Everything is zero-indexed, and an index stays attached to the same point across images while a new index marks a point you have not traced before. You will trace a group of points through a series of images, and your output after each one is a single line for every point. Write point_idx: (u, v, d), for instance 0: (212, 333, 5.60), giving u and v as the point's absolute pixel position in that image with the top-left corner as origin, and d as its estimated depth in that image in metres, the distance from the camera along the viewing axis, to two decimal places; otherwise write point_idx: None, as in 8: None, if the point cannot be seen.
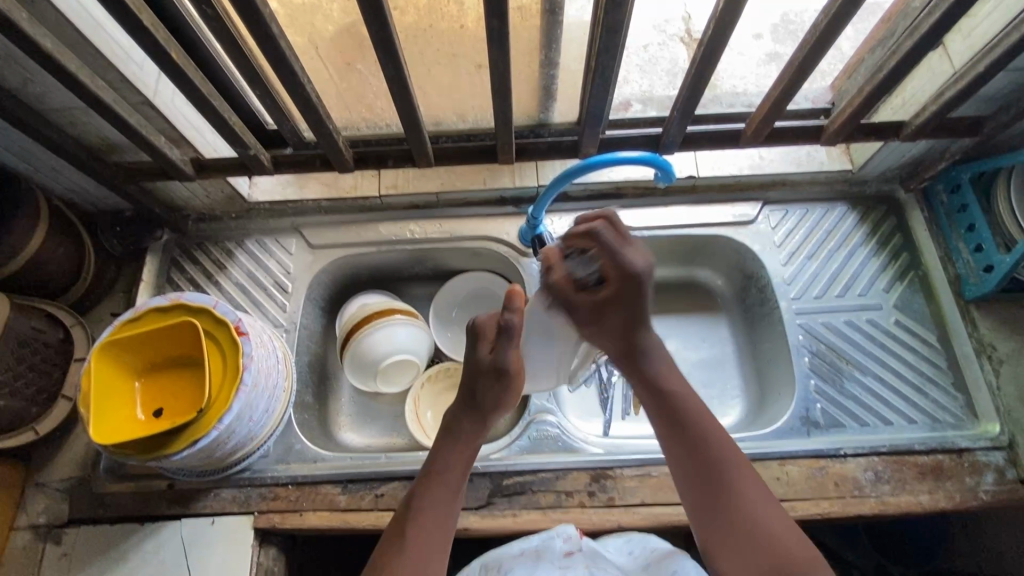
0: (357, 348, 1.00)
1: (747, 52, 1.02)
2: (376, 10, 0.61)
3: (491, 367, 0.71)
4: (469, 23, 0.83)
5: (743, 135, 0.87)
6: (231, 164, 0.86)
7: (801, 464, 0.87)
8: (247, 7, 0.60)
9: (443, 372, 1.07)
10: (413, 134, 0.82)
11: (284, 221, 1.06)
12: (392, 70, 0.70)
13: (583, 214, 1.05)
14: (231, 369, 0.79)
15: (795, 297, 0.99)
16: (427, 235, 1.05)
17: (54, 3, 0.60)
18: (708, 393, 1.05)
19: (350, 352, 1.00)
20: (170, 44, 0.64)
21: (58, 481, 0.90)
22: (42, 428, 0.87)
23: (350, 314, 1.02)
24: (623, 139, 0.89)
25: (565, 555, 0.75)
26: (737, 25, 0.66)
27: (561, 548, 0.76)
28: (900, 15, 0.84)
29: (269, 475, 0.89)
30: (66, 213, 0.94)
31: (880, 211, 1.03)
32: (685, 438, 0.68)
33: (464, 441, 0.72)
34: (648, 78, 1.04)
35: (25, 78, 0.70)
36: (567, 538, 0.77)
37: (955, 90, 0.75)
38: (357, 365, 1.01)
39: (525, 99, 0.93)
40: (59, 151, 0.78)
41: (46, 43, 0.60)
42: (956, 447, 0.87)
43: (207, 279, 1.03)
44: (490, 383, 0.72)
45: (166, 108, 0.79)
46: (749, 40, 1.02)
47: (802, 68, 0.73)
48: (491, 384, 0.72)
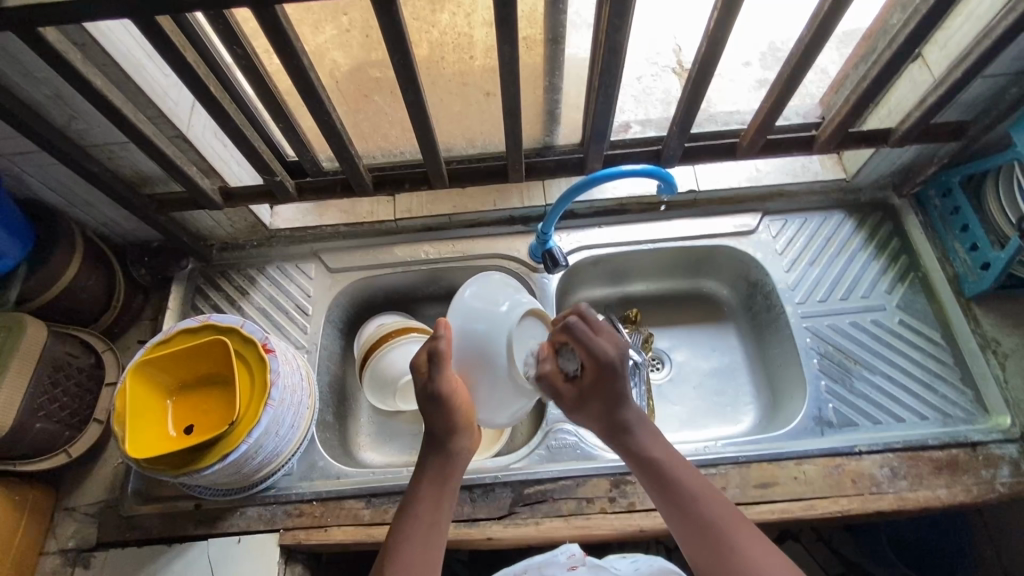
0: (375, 367, 1.03)
1: (738, 79, 1.08)
2: (399, 40, 0.66)
3: (427, 395, 0.69)
4: (478, 54, 0.90)
5: (738, 147, 0.92)
6: (258, 191, 0.91)
7: (817, 463, 0.89)
8: (283, 42, 0.65)
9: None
10: (430, 156, 0.87)
11: (303, 247, 1.11)
12: (411, 95, 0.75)
13: (590, 230, 1.09)
14: (259, 385, 0.81)
15: (800, 302, 1.02)
16: (440, 255, 1.10)
17: (105, 47, 0.67)
18: (721, 401, 1.07)
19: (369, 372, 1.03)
20: (209, 79, 0.69)
21: (87, 506, 0.92)
22: (74, 451, 0.90)
23: (368, 335, 1.05)
24: (626, 153, 0.94)
25: (569, 569, 0.74)
26: (727, 43, 0.72)
27: (564, 563, 0.75)
28: (878, 32, 0.90)
29: (294, 492, 0.91)
30: (99, 244, 0.99)
31: (876, 217, 1.07)
32: (669, 497, 0.69)
33: (431, 475, 0.71)
34: (644, 108, 1.10)
35: (71, 116, 0.76)
36: (571, 554, 0.77)
37: (935, 96, 0.80)
38: (377, 385, 1.03)
39: (532, 122, 0.98)
40: (99, 183, 0.83)
41: (97, 81, 0.66)
42: (970, 441, 0.89)
43: (230, 304, 1.06)
44: (438, 410, 0.70)
45: (198, 140, 0.84)
46: (739, 67, 1.08)
47: (790, 80, 0.78)
48: (437, 411, 0.70)
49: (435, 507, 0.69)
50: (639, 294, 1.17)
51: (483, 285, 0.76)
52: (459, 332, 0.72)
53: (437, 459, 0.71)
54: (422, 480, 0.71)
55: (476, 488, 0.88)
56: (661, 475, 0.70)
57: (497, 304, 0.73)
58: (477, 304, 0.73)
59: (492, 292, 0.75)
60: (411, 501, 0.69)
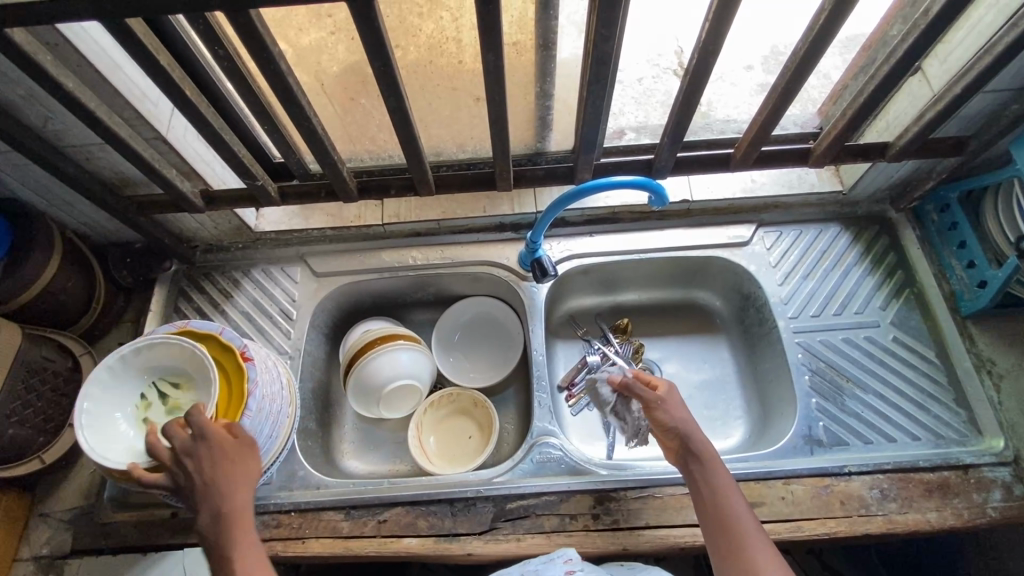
0: (104, 395, 0.76)
1: (740, 83, 1.08)
2: (379, 46, 0.61)
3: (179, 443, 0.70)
4: (467, 59, 0.89)
5: (732, 159, 0.89)
6: (240, 195, 0.89)
7: (806, 483, 0.87)
8: (259, 48, 0.60)
9: (443, 397, 1.07)
10: (416, 163, 0.82)
11: (289, 250, 1.09)
12: (395, 103, 0.70)
13: (580, 238, 1.07)
14: (237, 394, 0.79)
15: (793, 316, 1.00)
16: (428, 262, 1.08)
17: (78, 46, 0.64)
18: (710, 414, 1.05)
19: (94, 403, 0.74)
20: (185, 82, 0.66)
21: (61, 512, 0.90)
22: (48, 457, 0.88)
23: (135, 344, 0.77)
24: (617, 164, 0.91)
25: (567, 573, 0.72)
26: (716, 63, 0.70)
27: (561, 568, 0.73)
28: (879, 44, 0.89)
29: (271, 502, 0.89)
30: (79, 245, 0.97)
31: (872, 231, 1.05)
32: (718, 526, 0.71)
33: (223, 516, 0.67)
34: (644, 110, 1.08)
35: (46, 116, 0.73)
36: (567, 560, 0.75)
37: (934, 112, 0.78)
38: (119, 434, 0.75)
39: (522, 129, 0.96)
40: (75, 184, 0.81)
41: (68, 82, 0.63)
42: (962, 463, 0.87)
43: (214, 307, 1.05)
44: (223, 452, 0.70)
45: (179, 142, 0.82)
46: (740, 71, 1.08)
47: (784, 94, 0.74)
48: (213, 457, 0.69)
49: (251, 552, 0.66)
50: (631, 303, 1.16)
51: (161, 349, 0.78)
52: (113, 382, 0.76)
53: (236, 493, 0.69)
54: (224, 523, 0.67)
55: (457, 501, 0.87)
56: (719, 504, 0.72)
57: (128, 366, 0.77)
58: (138, 362, 0.78)
59: (135, 356, 0.78)
60: (228, 549, 0.65)
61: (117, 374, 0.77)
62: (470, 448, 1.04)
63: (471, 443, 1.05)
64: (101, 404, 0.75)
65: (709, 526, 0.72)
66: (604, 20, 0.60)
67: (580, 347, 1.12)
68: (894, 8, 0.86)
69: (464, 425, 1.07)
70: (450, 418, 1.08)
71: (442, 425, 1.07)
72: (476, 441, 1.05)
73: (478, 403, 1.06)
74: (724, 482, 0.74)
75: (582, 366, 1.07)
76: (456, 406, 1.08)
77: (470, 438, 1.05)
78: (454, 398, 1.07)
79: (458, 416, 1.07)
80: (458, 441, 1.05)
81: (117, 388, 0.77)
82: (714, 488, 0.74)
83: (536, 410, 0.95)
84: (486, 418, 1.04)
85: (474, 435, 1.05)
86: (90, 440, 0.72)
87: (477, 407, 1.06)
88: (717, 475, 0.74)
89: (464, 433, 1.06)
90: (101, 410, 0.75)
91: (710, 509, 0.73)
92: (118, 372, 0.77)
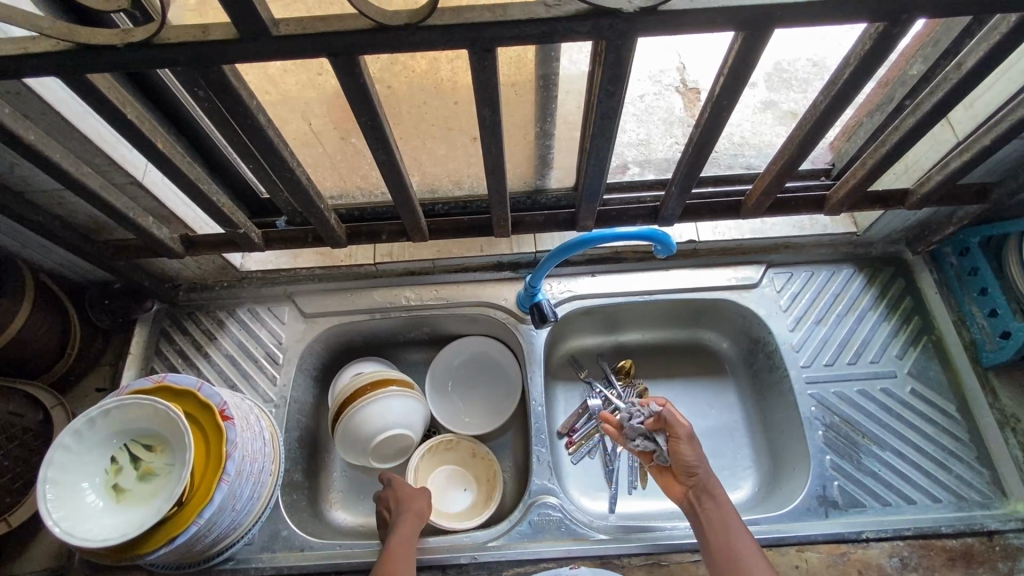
0: (70, 464, 0.71)
1: (742, 101, 1.04)
2: (366, 101, 0.56)
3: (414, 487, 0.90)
4: (461, 96, 0.85)
5: (743, 207, 0.85)
6: (222, 240, 0.84)
7: (821, 551, 0.82)
8: (235, 102, 0.55)
9: (438, 444, 1.01)
10: (407, 211, 0.77)
11: (276, 289, 1.04)
12: (383, 154, 0.65)
13: (582, 278, 1.02)
14: (214, 456, 0.73)
15: (805, 364, 0.96)
16: (422, 302, 1.03)
17: (40, 95, 0.59)
18: (719, 464, 0.99)
19: (59, 476, 0.70)
20: (156, 133, 0.61)
21: (30, 574, 0.85)
22: (15, 518, 0.82)
23: (103, 406, 0.72)
24: (621, 212, 0.86)
25: None
26: (724, 129, 0.65)
27: None
28: (897, 82, 0.83)
29: (253, 566, 0.84)
30: (52, 287, 0.92)
31: (887, 273, 1.01)
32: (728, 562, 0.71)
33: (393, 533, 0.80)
34: (646, 128, 1.03)
35: (11, 163, 0.68)
36: None
37: (960, 161, 0.72)
38: (86, 506, 0.70)
39: (521, 166, 0.91)
40: (44, 233, 0.75)
41: (30, 135, 0.58)
42: (986, 529, 0.82)
43: (196, 351, 1.00)
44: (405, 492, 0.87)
45: (155, 186, 0.77)
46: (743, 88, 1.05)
47: (802, 146, 0.69)
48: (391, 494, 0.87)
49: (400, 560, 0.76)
50: (634, 343, 1.10)
51: (129, 411, 0.73)
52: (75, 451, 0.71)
53: (409, 518, 0.82)
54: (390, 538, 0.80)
55: (450, 568, 0.82)
56: (729, 539, 0.73)
57: (94, 431, 0.72)
58: (105, 426, 0.73)
59: (100, 421, 0.73)
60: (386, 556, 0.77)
61: (83, 441, 0.72)
62: (467, 501, 0.97)
63: (467, 494, 0.99)
64: (66, 475, 0.70)
65: (716, 563, 0.72)
66: (610, 76, 0.55)
67: (581, 390, 1.07)
68: (915, 45, 0.81)
69: (460, 475, 1.00)
70: (445, 466, 1.01)
71: (436, 474, 1.00)
72: (473, 493, 0.98)
73: (477, 453, 1.00)
74: (735, 520, 0.75)
75: (583, 411, 1.02)
76: (452, 454, 1.01)
77: (466, 490, 0.99)
78: (451, 445, 1.01)
79: (453, 464, 1.01)
80: (454, 493, 0.99)
81: (84, 456, 0.72)
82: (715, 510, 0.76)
83: (534, 466, 0.90)
84: (486, 470, 0.99)
85: (470, 486, 0.99)
86: (55, 515, 0.67)
87: (475, 457, 1.00)
88: (728, 515, 0.75)
89: (460, 484, 1.00)
90: (68, 481, 0.70)
91: (719, 544, 0.73)
92: (86, 439, 0.72)
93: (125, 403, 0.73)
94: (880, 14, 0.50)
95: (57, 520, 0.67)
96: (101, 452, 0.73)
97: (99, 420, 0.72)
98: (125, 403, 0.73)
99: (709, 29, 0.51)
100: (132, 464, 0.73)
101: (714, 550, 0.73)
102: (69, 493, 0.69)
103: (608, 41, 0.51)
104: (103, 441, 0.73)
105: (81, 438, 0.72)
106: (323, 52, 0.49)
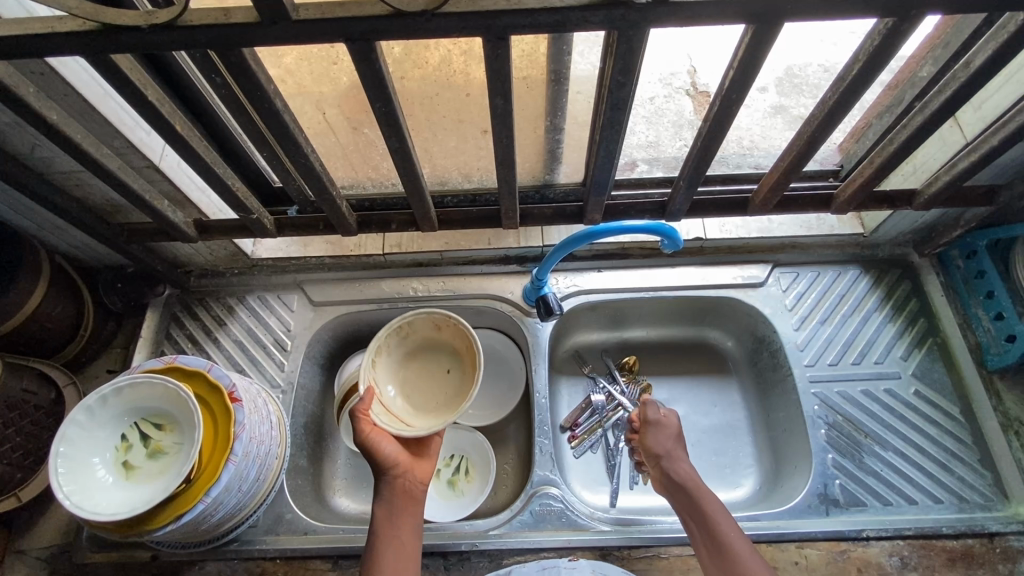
0: (80, 440, 0.72)
1: (753, 105, 1.05)
2: (381, 87, 0.57)
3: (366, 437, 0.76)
4: (474, 90, 0.87)
5: (751, 203, 0.85)
6: (235, 225, 0.85)
7: (821, 547, 0.82)
8: (253, 85, 0.57)
9: (390, 336, 0.79)
10: (418, 200, 0.78)
11: (286, 277, 1.05)
12: (396, 142, 0.66)
13: (588, 273, 1.03)
14: (222, 436, 0.74)
15: (809, 364, 0.96)
16: (429, 293, 1.04)
17: (63, 76, 0.61)
18: (720, 462, 0.99)
19: (69, 450, 0.71)
20: (175, 116, 0.63)
21: (39, 549, 0.87)
22: (24, 495, 0.85)
23: (115, 384, 0.74)
24: (628, 206, 0.87)
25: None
26: (734, 122, 0.65)
27: None
28: (907, 83, 0.83)
29: (257, 548, 0.85)
30: (67, 269, 0.94)
31: (893, 275, 1.01)
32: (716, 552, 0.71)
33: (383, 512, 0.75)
34: (654, 130, 1.04)
35: (32, 144, 0.70)
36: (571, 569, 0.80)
37: (968, 162, 0.73)
38: (95, 481, 0.71)
39: (530, 160, 0.92)
40: (62, 213, 0.77)
41: (53, 114, 0.60)
42: (986, 531, 0.82)
43: (206, 335, 1.01)
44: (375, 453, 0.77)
45: (171, 171, 0.79)
46: (754, 92, 1.06)
47: (810, 142, 0.69)
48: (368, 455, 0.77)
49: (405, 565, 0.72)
50: (639, 340, 1.11)
51: (139, 389, 0.74)
52: (84, 426, 0.72)
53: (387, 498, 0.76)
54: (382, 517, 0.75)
55: (451, 555, 0.83)
56: (714, 532, 0.73)
57: (105, 407, 0.74)
58: (115, 403, 0.74)
59: (110, 398, 0.74)
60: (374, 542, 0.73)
61: (92, 417, 0.73)
62: (453, 382, 0.79)
63: (451, 375, 0.80)
64: (75, 450, 0.71)
65: (706, 555, 0.72)
66: (622, 67, 0.56)
67: (585, 384, 1.07)
68: (926, 47, 0.81)
69: (437, 360, 0.82)
70: (414, 360, 0.82)
71: (406, 372, 0.82)
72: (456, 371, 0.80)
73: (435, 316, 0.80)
74: (717, 512, 0.75)
75: (586, 406, 1.03)
76: (415, 341, 0.81)
77: (449, 373, 0.81)
78: (406, 331, 0.80)
79: (425, 352, 0.82)
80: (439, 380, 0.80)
81: (93, 432, 0.73)
82: (700, 505, 0.76)
83: (537, 457, 0.91)
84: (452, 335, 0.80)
85: (450, 366, 0.81)
86: (65, 489, 0.68)
87: (439, 331, 0.80)
88: (708, 504, 0.76)
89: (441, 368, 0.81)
90: (78, 456, 0.71)
91: (704, 535, 0.74)
92: (97, 415, 0.73)
93: (137, 382, 0.74)
94: (889, 11, 0.51)
95: (65, 494, 0.68)
96: (110, 428, 0.74)
97: (110, 396, 0.74)
98: (137, 382, 0.74)
99: (719, 21, 0.51)
100: (142, 442, 0.75)
101: (702, 542, 0.74)
102: (78, 468, 0.71)
103: (620, 31, 0.51)
104: (112, 419, 0.75)
105: (90, 413, 0.73)
106: (340, 37, 0.51)
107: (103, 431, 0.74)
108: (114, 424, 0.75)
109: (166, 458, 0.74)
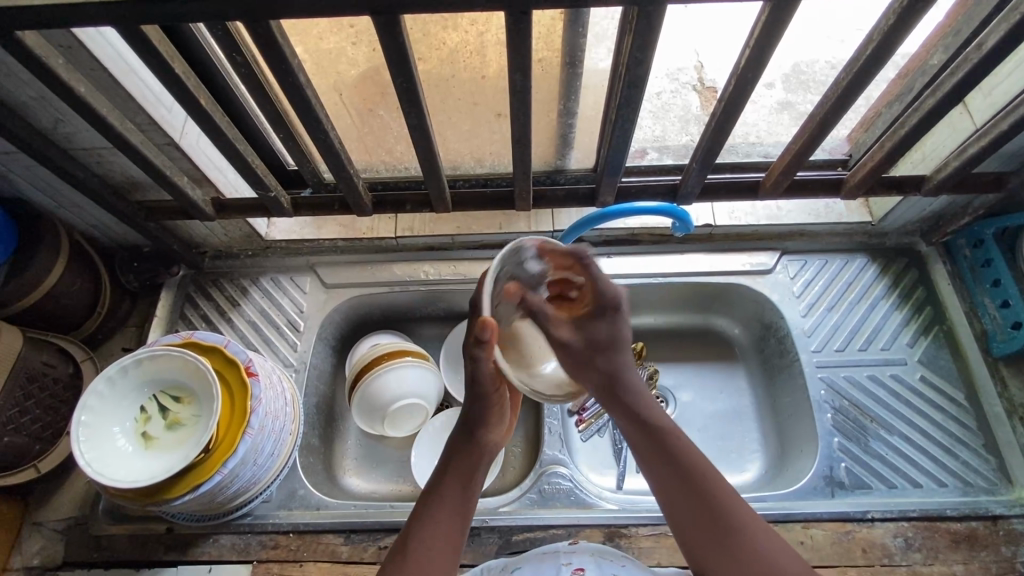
0: (102, 409, 0.74)
1: (760, 101, 1.05)
2: (403, 61, 0.58)
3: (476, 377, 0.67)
4: (490, 73, 0.87)
5: (761, 187, 0.86)
6: (252, 204, 0.86)
7: (826, 527, 0.83)
8: (278, 58, 0.58)
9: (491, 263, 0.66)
10: (433, 178, 0.79)
11: (299, 260, 1.06)
12: (415, 119, 0.67)
13: (598, 259, 1.04)
14: (239, 410, 0.76)
15: (816, 349, 0.97)
16: (441, 276, 1.05)
17: (90, 50, 0.62)
18: (726, 446, 1.00)
19: (91, 418, 0.72)
20: (199, 90, 0.64)
21: (55, 521, 0.89)
22: (43, 466, 0.87)
23: (135, 356, 0.75)
24: (640, 188, 0.88)
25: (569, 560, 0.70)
26: (748, 102, 0.66)
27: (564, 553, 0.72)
28: (916, 71, 0.84)
29: (271, 522, 0.87)
30: (85, 246, 0.95)
31: (901, 263, 1.02)
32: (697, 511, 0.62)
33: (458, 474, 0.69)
34: (661, 125, 1.04)
35: (57, 119, 0.71)
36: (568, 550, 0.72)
37: (976, 147, 0.74)
38: (116, 449, 0.73)
39: (543, 145, 0.93)
40: (83, 188, 0.78)
41: (80, 87, 0.61)
42: (991, 514, 0.83)
43: (220, 315, 1.03)
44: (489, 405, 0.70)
45: (191, 149, 0.80)
46: (761, 89, 1.05)
47: (822, 124, 0.70)
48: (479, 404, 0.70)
49: (451, 532, 0.64)
50: (647, 327, 1.11)
51: (158, 361, 0.76)
52: (106, 395, 0.74)
53: (467, 459, 0.69)
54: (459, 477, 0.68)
55: None
56: (692, 486, 0.63)
57: (127, 377, 0.76)
58: (136, 374, 0.76)
59: (131, 369, 0.75)
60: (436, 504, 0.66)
61: (115, 387, 0.75)
62: None
63: None
64: (99, 418, 0.73)
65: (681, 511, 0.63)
66: (639, 44, 0.57)
67: None
68: (937, 35, 0.81)
69: None
70: None
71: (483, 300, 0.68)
72: None
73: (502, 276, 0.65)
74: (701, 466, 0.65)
75: None
76: None
77: None
78: None
79: None
80: None
81: (117, 401, 0.75)
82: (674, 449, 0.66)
83: (546, 437, 0.92)
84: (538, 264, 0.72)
85: None
86: (87, 455, 0.70)
87: None
88: (684, 451, 0.66)
89: None
90: (99, 424, 0.73)
91: (678, 488, 0.64)
92: (117, 386, 0.75)
93: (155, 353, 0.76)
94: None
95: (86, 459, 0.70)
96: (131, 399, 0.76)
97: (131, 367, 0.75)
98: (155, 354, 0.76)
99: None
100: (160, 413, 0.76)
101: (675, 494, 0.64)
102: (100, 436, 0.72)
103: (640, 8, 0.53)
104: (133, 390, 0.76)
105: (112, 383, 0.74)
106: (367, 10, 0.52)
107: (124, 400, 0.76)
108: (136, 395, 0.76)
109: (182, 429, 0.76)
